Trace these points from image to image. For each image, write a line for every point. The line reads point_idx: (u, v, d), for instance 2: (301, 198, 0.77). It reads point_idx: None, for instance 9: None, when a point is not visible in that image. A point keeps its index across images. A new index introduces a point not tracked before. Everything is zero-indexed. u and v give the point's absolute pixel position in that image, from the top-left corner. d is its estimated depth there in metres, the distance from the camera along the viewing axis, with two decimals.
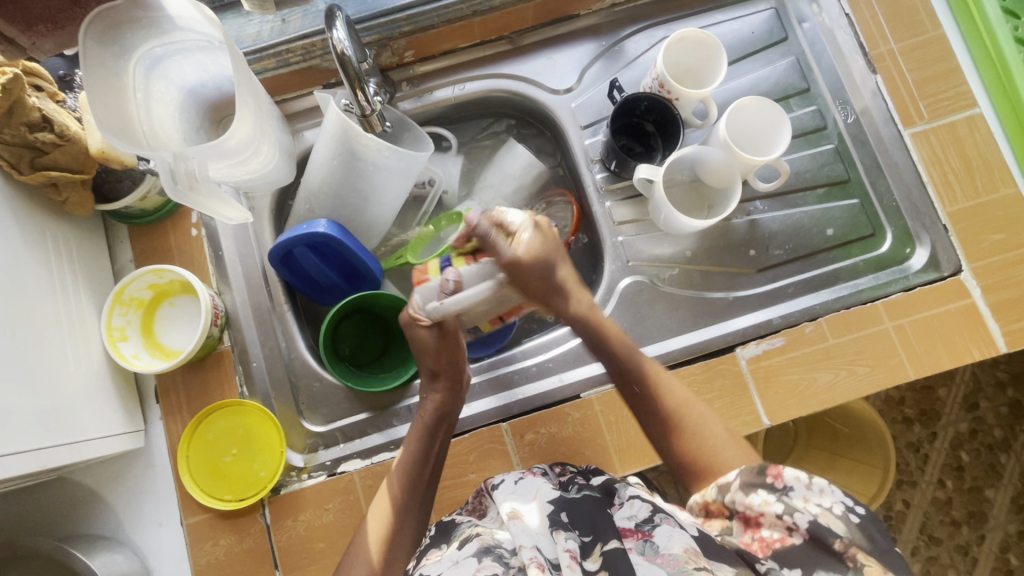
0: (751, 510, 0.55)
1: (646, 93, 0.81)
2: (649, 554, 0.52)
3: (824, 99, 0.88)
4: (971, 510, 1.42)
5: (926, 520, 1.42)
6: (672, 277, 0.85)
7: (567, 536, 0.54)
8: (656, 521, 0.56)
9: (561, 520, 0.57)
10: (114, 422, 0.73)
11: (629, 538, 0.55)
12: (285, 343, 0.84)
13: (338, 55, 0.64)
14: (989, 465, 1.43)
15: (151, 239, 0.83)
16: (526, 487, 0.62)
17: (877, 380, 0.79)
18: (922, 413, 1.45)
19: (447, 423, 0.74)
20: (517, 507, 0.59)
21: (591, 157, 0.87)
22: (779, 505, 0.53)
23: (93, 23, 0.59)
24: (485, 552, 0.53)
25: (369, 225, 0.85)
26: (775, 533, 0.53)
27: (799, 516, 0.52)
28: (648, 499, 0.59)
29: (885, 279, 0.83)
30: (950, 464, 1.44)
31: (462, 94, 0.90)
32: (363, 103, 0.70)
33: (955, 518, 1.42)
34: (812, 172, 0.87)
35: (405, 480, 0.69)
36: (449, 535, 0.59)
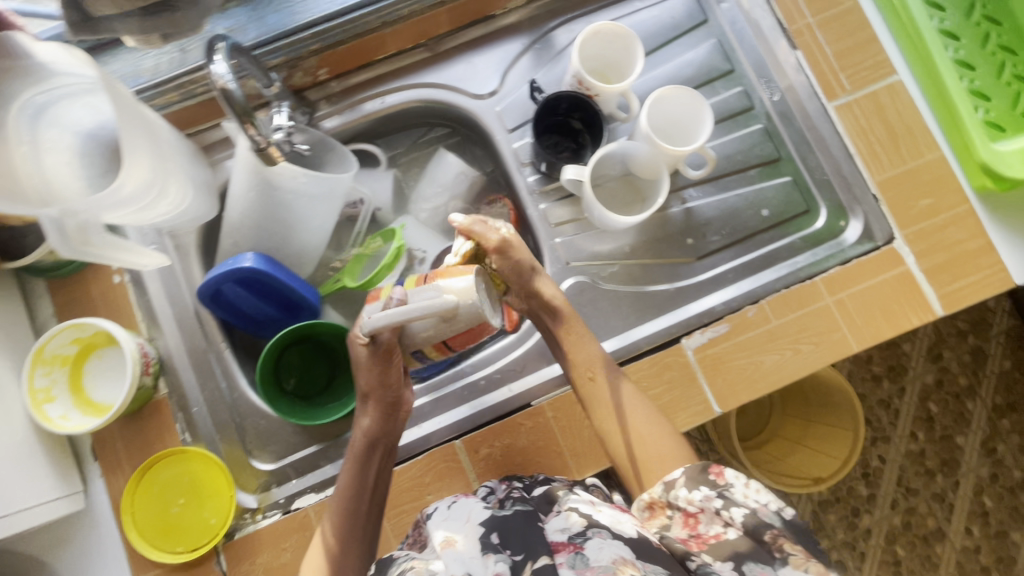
0: (692, 506, 0.59)
1: (566, 91, 0.81)
2: (580, 567, 0.54)
3: (748, 79, 0.88)
4: (944, 458, 1.45)
5: (902, 473, 1.44)
6: (614, 274, 0.84)
7: (497, 559, 0.55)
8: (588, 534, 0.57)
9: (492, 542, 0.57)
10: (45, 488, 0.70)
11: (561, 552, 0.56)
12: (226, 383, 0.81)
13: (220, 90, 0.62)
14: (957, 413, 1.46)
15: (71, 291, 0.79)
16: (459, 511, 0.63)
17: (821, 357, 0.80)
18: (890, 369, 1.48)
19: (382, 448, 0.71)
20: (450, 534, 0.59)
21: (521, 160, 0.85)
22: (720, 501, 0.58)
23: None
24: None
25: (299, 253, 0.82)
26: (712, 528, 0.57)
27: (736, 511, 0.57)
28: (586, 512, 0.60)
29: (823, 254, 0.83)
30: (920, 416, 1.46)
31: (383, 107, 0.87)
32: (257, 138, 0.67)
33: (929, 468, 1.44)
34: (743, 154, 0.87)
35: (343, 515, 0.68)
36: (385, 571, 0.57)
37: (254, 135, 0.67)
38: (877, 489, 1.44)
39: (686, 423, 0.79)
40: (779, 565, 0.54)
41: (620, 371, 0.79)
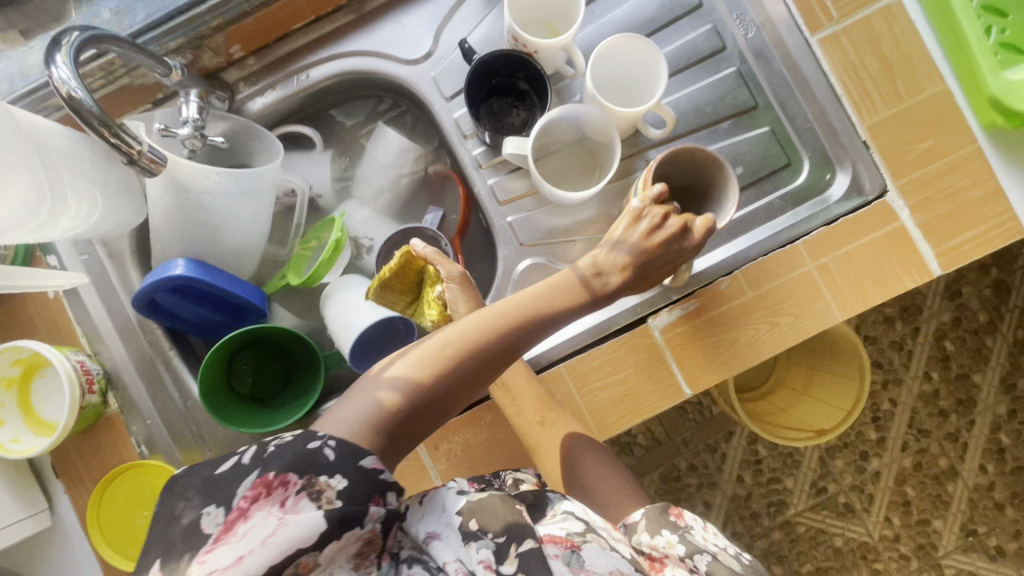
0: (656, 551, 0.59)
1: (502, 51, 0.71)
2: (574, 566, 0.53)
3: (719, 14, 0.76)
4: (960, 397, 1.38)
5: (915, 415, 1.38)
6: (573, 253, 0.77)
7: (481, 546, 0.52)
8: (587, 537, 0.55)
9: (471, 529, 0.54)
10: (6, 510, 0.71)
11: (555, 544, 0.54)
12: (178, 392, 0.79)
13: (64, 99, 0.54)
14: (975, 351, 1.38)
15: (6, 310, 0.76)
16: (434, 499, 0.56)
17: (802, 329, 0.73)
18: (903, 310, 1.39)
19: (512, 353, 0.58)
20: (429, 527, 0.54)
21: (464, 132, 0.77)
22: (682, 546, 0.58)
23: None
24: (415, 561, 0.53)
25: (234, 253, 0.77)
26: (677, 572, 0.57)
27: (699, 558, 0.57)
28: (582, 515, 0.58)
29: (806, 214, 0.75)
30: (936, 355, 1.38)
31: (307, 83, 0.78)
32: (122, 145, 0.58)
33: (943, 408, 1.38)
34: (713, 105, 0.76)
35: (439, 388, 0.54)
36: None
37: (118, 144, 0.58)
38: (887, 433, 1.38)
39: (654, 408, 0.74)
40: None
41: (583, 357, 0.74)
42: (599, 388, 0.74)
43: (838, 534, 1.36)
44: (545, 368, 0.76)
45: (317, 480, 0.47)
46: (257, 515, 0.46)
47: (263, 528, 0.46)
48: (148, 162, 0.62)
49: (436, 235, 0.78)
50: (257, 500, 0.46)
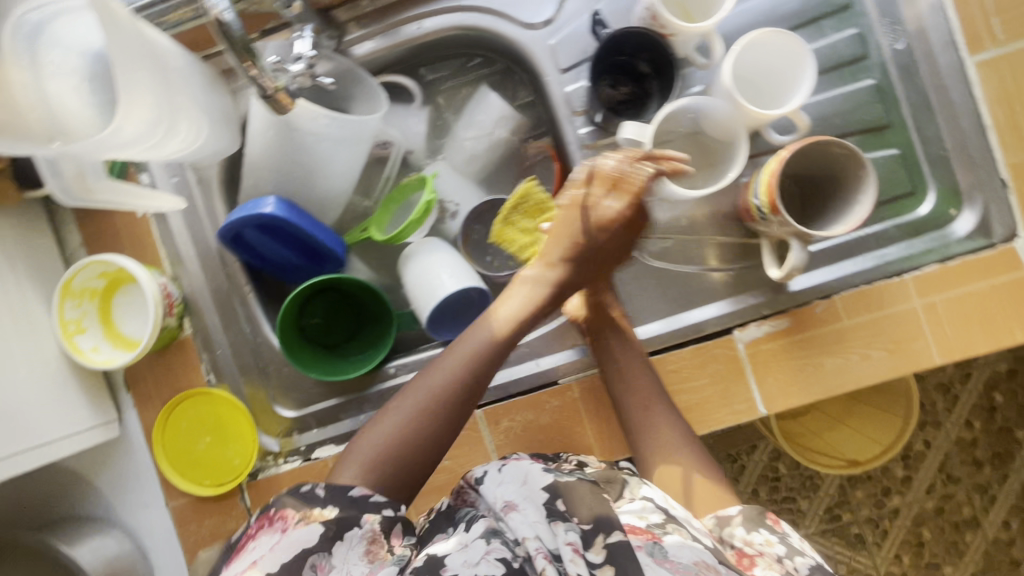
0: (750, 547, 0.57)
1: (636, 27, 0.67)
2: (658, 557, 0.52)
3: (868, 19, 0.70)
4: (998, 450, 1.30)
5: (946, 460, 1.31)
6: (665, 251, 0.75)
7: (568, 527, 0.52)
8: (668, 528, 0.55)
9: (558, 509, 0.54)
10: (79, 417, 0.72)
11: (638, 536, 0.54)
12: (250, 328, 0.80)
13: (213, 21, 0.55)
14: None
15: (96, 221, 0.77)
16: (514, 471, 0.59)
17: (895, 367, 0.70)
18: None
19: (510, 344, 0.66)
20: (509, 499, 0.56)
21: (574, 108, 0.73)
22: (781, 547, 0.57)
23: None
24: (493, 534, 0.54)
25: (324, 199, 0.76)
26: (769, 570, 0.55)
27: (798, 561, 0.55)
28: (661, 505, 0.58)
29: (921, 248, 0.70)
30: (982, 406, 1.31)
31: (420, 33, 0.75)
32: (258, 78, 0.60)
33: (977, 459, 1.31)
34: (843, 117, 0.71)
35: (443, 411, 0.62)
36: (453, 518, 0.59)
37: (258, 77, 0.60)
38: (914, 473, 1.31)
39: (723, 421, 0.72)
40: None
41: (659, 359, 0.73)
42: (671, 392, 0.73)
43: (845, 564, 1.32)
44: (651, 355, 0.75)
45: (313, 511, 0.53)
46: (263, 537, 0.52)
47: (270, 542, 0.51)
48: (280, 100, 0.63)
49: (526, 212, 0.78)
50: (261, 527, 0.52)
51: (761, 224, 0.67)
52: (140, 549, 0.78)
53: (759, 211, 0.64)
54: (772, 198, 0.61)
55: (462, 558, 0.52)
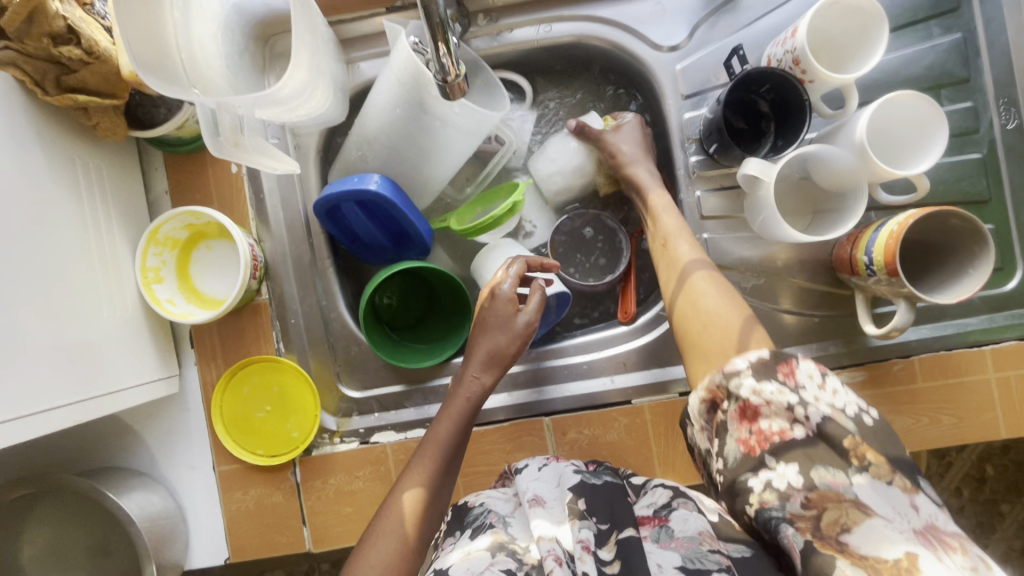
0: (757, 399, 0.49)
1: (775, 69, 0.66)
2: (664, 540, 0.53)
3: (985, 95, 0.72)
4: (981, 520, 1.24)
5: None
6: (754, 288, 0.75)
7: (583, 525, 0.53)
8: (674, 506, 0.56)
9: (579, 508, 0.55)
10: (147, 369, 0.70)
11: (645, 526, 0.55)
12: (325, 300, 0.78)
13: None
14: (1012, 482, 1.23)
15: (187, 170, 0.75)
16: (550, 474, 0.60)
17: (961, 434, 0.71)
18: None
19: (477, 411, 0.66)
20: (538, 494, 0.57)
21: (688, 135, 0.75)
22: (792, 398, 0.48)
23: None
24: (500, 548, 0.53)
25: (425, 184, 0.75)
26: (777, 424, 0.48)
27: (811, 411, 0.48)
28: (671, 486, 0.59)
29: (1001, 322, 0.72)
30: (972, 475, 1.24)
31: (546, 36, 0.75)
32: (445, 59, 0.58)
33: (960, 525, 1.24)
34: (948, 185, 0.73)
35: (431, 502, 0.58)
36: (463, 521, 0.58)
37: (445, 62, 0.59)
38: None
39: None
40: (856, 474, 0.46)
41: None
42: None
43: None
44: None
45: None
46: None
47: None
48: (454, 88, 0.63)
49: (614, 227, 0.80)
50: None
51: (861, 279, 0.68)
52: (180, 510, 0.75)
53: (868, 267, 0.65)
54: (889, 258, 0.62)
55: (466, 566, 0.51)
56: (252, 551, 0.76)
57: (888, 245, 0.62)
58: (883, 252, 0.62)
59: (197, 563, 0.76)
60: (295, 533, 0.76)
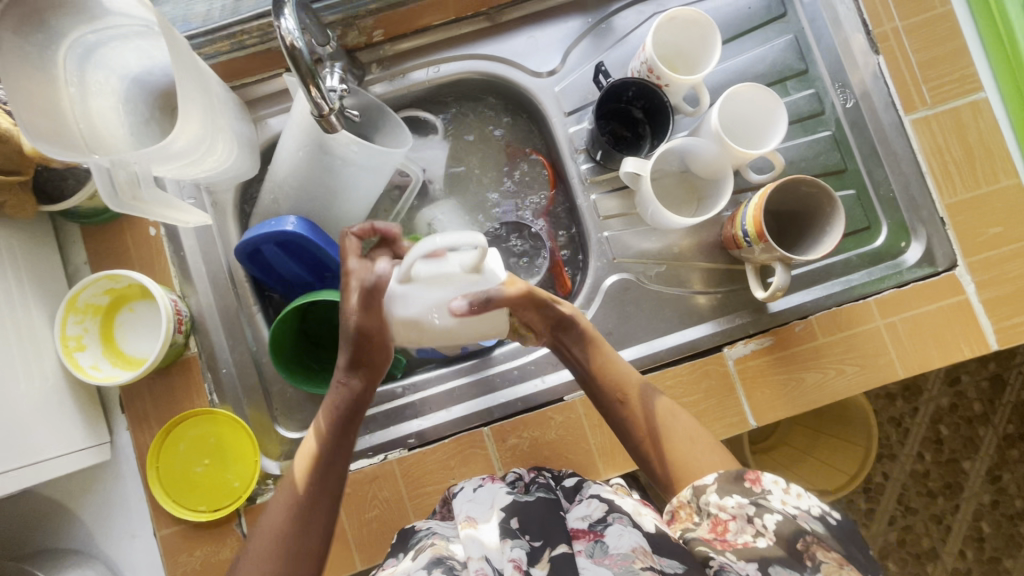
0: (723, 513, 0.56)
1: (635, 78, 0.75)
2: (598, 556, 0.51)
3: (822, 82, 0.83)
4: (948, 480, 1.26)
5: (903, 492, 1.26)
6: (660, 275, 0.81)
7: (515, 545, 0.52)
8: (609, 521, 0.54)
9: (511, 527, 0.54)
10: (74, 438, 0.69)
11: (579, 540, 0.54)
12: (256, 346, 0.80)
13: (286, 48, 0.58)
14: (967, 438, 1.27)
15: (105, 239, 0.77)
16: (484, 496, 0.59)
17: (866, 380, 0.77)
18: (904, 388, 1.27)
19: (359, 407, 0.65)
20: (473, 516, 0.56)
21: (577, 147, 0.82)
22: (753, 508, 0.55)
23: (71, 49, 0.59)
24: (436, 563, 0.51)
25: (340, 221, 0.79)
26: (742, 535, 0.54)
27: (768, 518, 0.54)
28: (607, 497, 0.58)
29: (879, 274, 0.80)
30: (930, 438, 1.27)
31: (437, 76, 0.83)
32: (320, 101, 0.62)
33: (931, 489, 1.26)
34: (807, 161, 0.82)
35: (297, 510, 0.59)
36: (408, 543, 0.58)
37: (318, 100, 0.62)
38: (876, 506, 1.26)
39: (719, 433, 0.77)
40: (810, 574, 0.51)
41: (658, 375, 0.78)
42: None
43: None
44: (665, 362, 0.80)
45: None
46: None
47: None
48: (331, 121, 0.65)
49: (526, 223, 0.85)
50: None
51: (746, 251, 0.75)
52: None
53: (747, 240, 0.73)
54: (758, 227, 0.70)
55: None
56: None
57: (755, 216, 0.70)
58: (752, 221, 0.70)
59: None
60: None
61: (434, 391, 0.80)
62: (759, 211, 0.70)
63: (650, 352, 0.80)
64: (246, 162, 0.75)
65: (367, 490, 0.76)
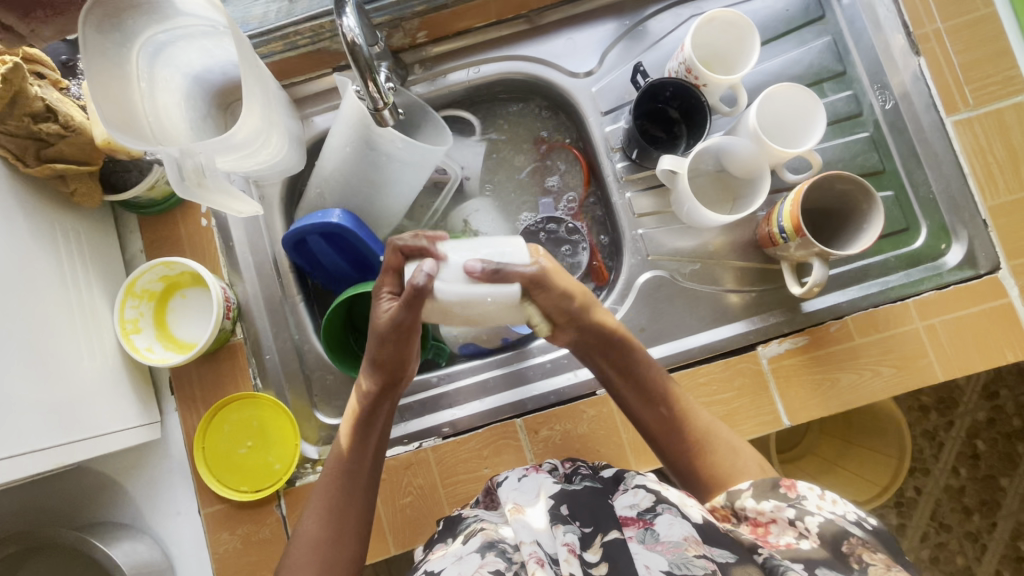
0: (762, 516, 0.57)
1: (672, 77, 0.77)
2: (649, 543, 0.51)
3: (861, 83, 0.83)
4: (984, 497, 1.23)
5: (937, 508, 1.23)
6: (693, 273, 0.82)
7: (567, 530, 0.52)
8: (658, 510, 0.54)
9: (561, 514, 0.55)
10: (129, 415, 0.73)
11: (630, 527, 0.54)
12: (298, 334, 0.83)
13: (347, 44, 0.62)
14: (1005, 454, 1.23)
15: (160, 229, 0.81)
16: (530, 484, 0.59)
17: (903, 383, 0.76)
18: (939, 400, 1.24)
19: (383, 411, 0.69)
20: (519, 502, 0.57)
21: (612, 145, 0.84)
22: (792, 511, 0.56)
23: (141, 46, 0.63)
24: (489, 547, 0.52)
25: (381, 215, 0.82)
26: (784, 538, 0.55)
27: (810, 520, 0.55)
28: (654, 488, 0.57)
29: (918, 276, 0.79)
30: (965, 453, 1.23)
31: (477, 77, 0.85)
32: (376, 95, 0.67)
33: (967, 506, 1.23)
34: (845, 162, 0.82)
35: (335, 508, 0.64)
36: (455, 529, 0.59)
37: (375, 94, 0.67)
38: (907, 521, 1.23)
39: (751, 431, 0.77)
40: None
41: (690, 372, 0.78)
42: (702, 403, 0.77)
43: None
44: (700, 359, 0.80)
45: None
46: None
47: None
48: (386, 115, 0.71)
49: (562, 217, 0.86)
50: None
51: (782, 249, 0.76)
52: (168, 559, 0.76)
53: (783, 236, 0.73)
54: (795, 223, 0.70)
55: (456, 569, 0.51)
56: None
57: (791, 211, 0.71)
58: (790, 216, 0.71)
59: None
60: None
61: (468, 381, 0.82)
62: (796, 205, 0.70)
63: (682, 349, 0.80)
64: (292, 155, 0.76)
65: (401, 477, 0.78)
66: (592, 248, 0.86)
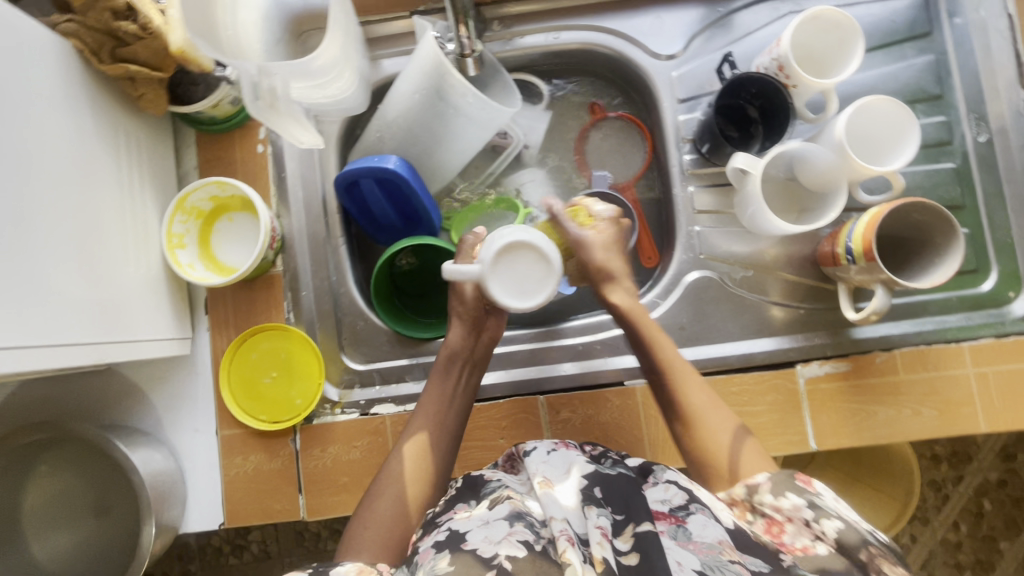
0: (780, 513, 0.54)
1: (761, 74, 0.73)
2: (682, 540, 0.50)
3: (957, 111, 0.78)
4: (979, 557, 1.20)
5: (929, 559, 1.20)
6: (744, 280, 0.79)
7: (600, 513, 0.51)
8: (691, 509, 0.52)
9: (594, 496, 0.54)
10: (164, 327, 0.74)
11: (660, 521, 0.52)
12: (335, 276, 0.82)
13: None
14: (1011, 518, 1.20)
15: (216, 148, 0.80)
16: (559, 459, 0.58)
17: (941, 427, 0.74)
18: (953, 453, 1.21)
19: (470, 362, 0.73)
20: (548, 476, 0.56)
21: (683, 135, 0.81)
22: (810, 511, 0.52)
23: None
24: (517, 517, 0.50)
25: (436, 169, 0.80)
26: (800, 540, 0.52)
27: (828, 525, 0.51)
28: (686, 485, 0.55)
29: (978, 320, 0.76)
30: (970, 510, 1.20)
31: (554, 43, 0.82)
32: (463, 41, 0.70)
33: (960, 562, 1.20)
34: (924, 190, 0.78)
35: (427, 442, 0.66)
36: (478, 491, 0.57)
37: (464, 40, 0.70)
38: None
39: (776, 449, 0.75)
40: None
41: (723, 379, 0.76)
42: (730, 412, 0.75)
43: None
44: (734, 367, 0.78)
45: None
46: None
47: None
48: (468, 63, 0.73)
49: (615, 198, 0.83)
50: None
51: (843, 270, 0.73)
52: (180, 471, 0.77)
53: (848, 256, 0.71)
54: (867, 246, 0.67)
55: (483, 534, 0.49)
56: (248, 515, 0.77)
57: (865, 232, 0.68)
58: (866, 236, 0.67)
59: (191, 526, 0.77)
60: (291, 501, 0.77)
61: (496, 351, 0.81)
62: (874, 227, 0.67)
63: (719, 356, 0.78)
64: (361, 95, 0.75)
65: None
66: (641, 238, 0.84)
